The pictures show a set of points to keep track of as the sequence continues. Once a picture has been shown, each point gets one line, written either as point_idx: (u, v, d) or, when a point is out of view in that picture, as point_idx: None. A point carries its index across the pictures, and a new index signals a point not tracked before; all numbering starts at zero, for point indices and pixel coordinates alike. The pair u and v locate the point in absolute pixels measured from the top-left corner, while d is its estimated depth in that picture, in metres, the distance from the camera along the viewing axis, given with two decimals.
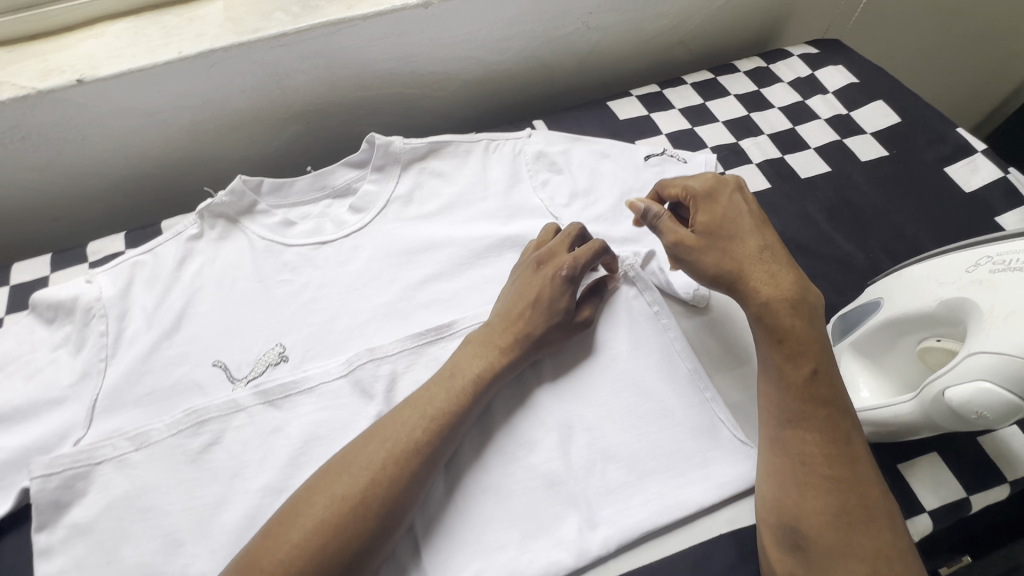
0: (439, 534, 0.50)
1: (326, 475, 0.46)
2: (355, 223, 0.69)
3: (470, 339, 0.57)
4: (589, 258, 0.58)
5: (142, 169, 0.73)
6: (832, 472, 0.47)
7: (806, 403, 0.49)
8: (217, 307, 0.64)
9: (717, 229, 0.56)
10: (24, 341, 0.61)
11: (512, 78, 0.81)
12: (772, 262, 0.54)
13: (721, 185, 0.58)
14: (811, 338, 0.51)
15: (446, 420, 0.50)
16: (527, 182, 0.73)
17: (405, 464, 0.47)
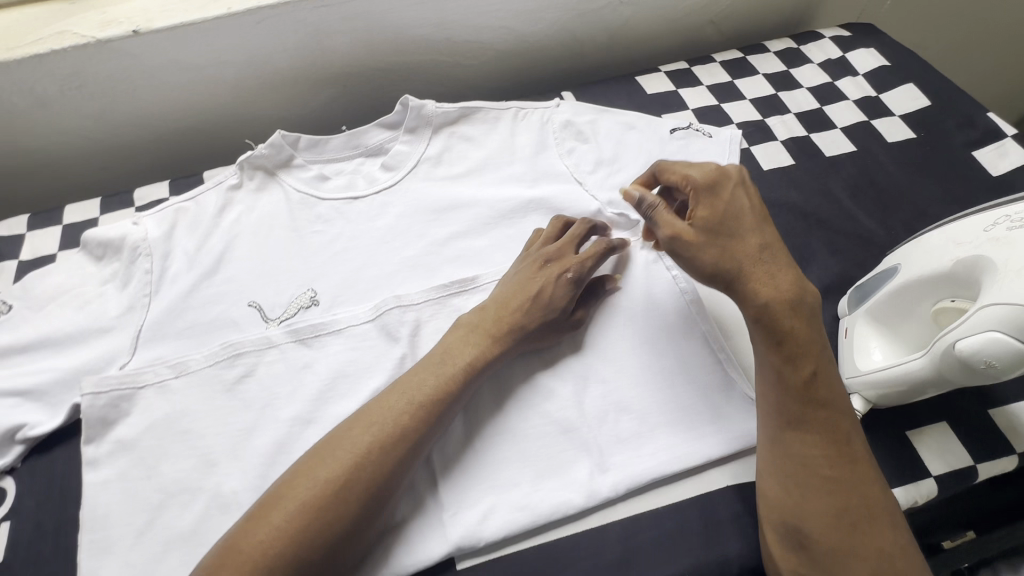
0: (427, 508, 0.51)
1: (306, 464, 0.45)
2: (386, 180, 0.72)
3: (458, 327, 0.56)
4: (592, 261, 0.59)
5: (187, 122, 0.76)
6: (832, 473, 0.47)
7: (805, 407, 0.49)
8: (254, 253, 0.67)
9: (717, 224, 0.51)
10: (75, 276, 0.64)
11: (543, 50, 0.82)
12: (767, 265, 0.50)
13: (726, 174, 0.53)
14: (811, 343, 0.49)
15: (432, 406, 0.49)
16: (554, 149, 0.74)
17: (388, 450, 0.46)
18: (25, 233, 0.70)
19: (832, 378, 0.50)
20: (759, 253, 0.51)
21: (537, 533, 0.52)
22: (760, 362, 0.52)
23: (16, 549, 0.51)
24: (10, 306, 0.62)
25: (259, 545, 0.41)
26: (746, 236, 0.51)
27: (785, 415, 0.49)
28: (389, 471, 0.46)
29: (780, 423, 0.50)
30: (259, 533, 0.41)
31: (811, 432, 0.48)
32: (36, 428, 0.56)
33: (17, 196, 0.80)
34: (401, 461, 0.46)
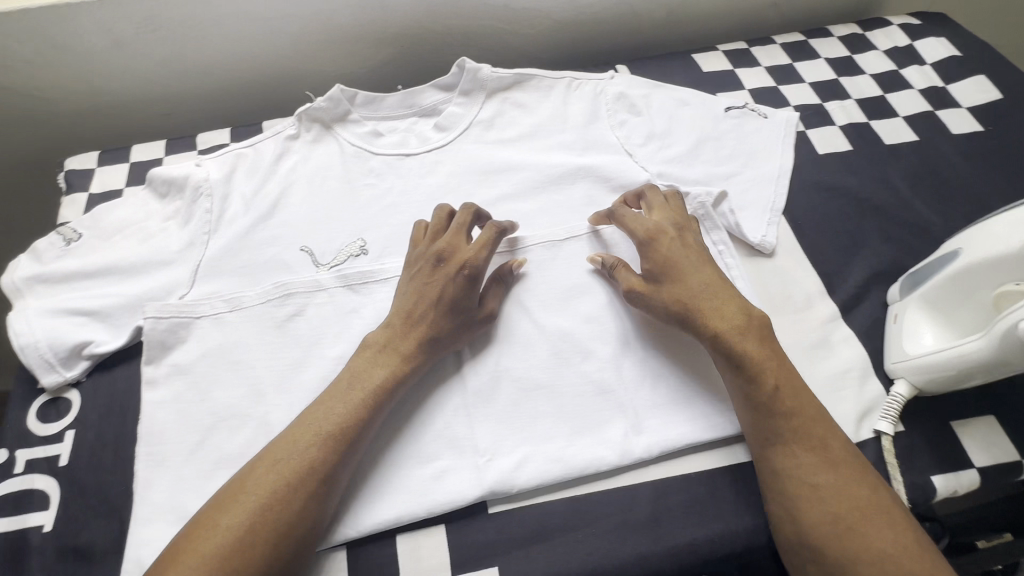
0: (369, 511, 0.50)
1: (211, 518, 0.44)
2: (438, 140, 0.73)
3: (367, 347, 0.54)
4: (486, 254, 0.57)
5: (249, 74, 0.78)
6: (821, 478, 0.47)
7: (775, 421, 0.50)
8: (307, 201, 0.69)
9: (662, 271, 0.57)
10: (139, 211, 0.67)
11: (600, 22, 0.82)
12: (712, 300, 0.54)
13: (662, 226, 0.59)
14: (764, 356, 0.52)
15: (342, 434, 0.49)
16: (605, 120, 0.74)
17: (300, 488, 0.46)
18: (96, 168, 0.74)
19: (797, 387, 0.51)
20: (703, 291, 0.55)
21: (568, 486, 0.52)
22: (733, 392, 0.53)
23: (79, 454, 0.55)
24: (81, 234, 0.65)
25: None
26: (689, 277, 0.56)
27: (759, 433, 0.51)
28: (309, 508, 0.46)
29: (760, 442, 0.51)
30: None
31: (789, 445, 0.49)
32: (102, 346, 0.59)
33: (87, 136, 0.84)
34: (315, 496, 0.46)
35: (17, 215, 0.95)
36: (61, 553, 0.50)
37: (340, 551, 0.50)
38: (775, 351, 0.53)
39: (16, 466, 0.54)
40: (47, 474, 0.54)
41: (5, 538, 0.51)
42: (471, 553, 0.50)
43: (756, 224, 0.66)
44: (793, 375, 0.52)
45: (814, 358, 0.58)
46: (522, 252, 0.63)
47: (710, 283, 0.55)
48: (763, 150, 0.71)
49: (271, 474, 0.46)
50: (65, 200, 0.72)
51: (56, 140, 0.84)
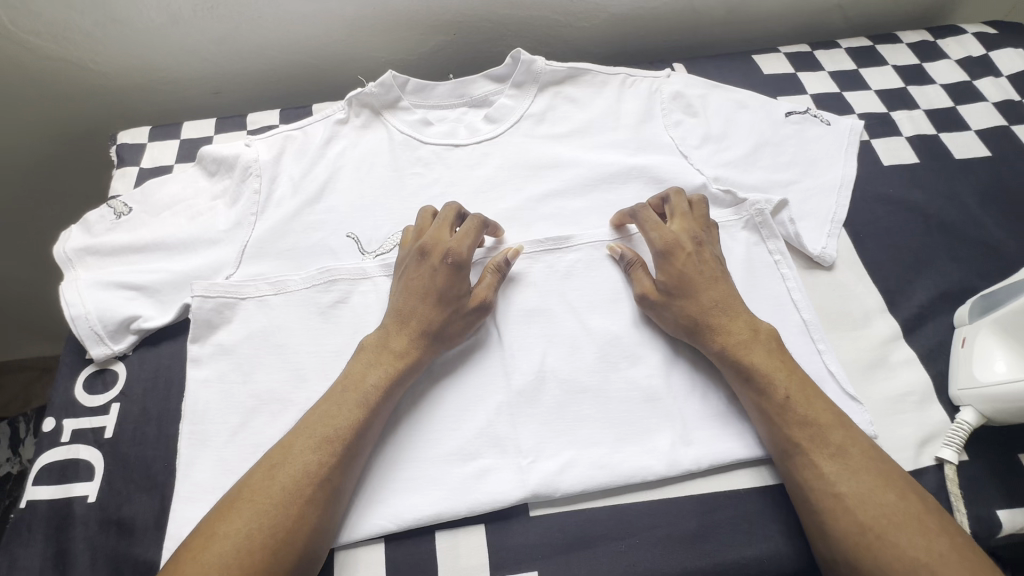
0: (396, 502, 0.50)
1: (208, 530, 0.43)
2: (488, 132, 0.72)
3: (364, 349, 0.54)
4: (470, 243, 0.57)
5: (299, 56, 0.78)
6: (843, 483, 0.46)
7: (786, 430, 0.49)
8: (354, 187, 0.68)
9: (676, 285, 0.56)
10: (189, 187, 0.67)
11: (658, 18, 0.80)
12: (722, 316, 0.54)
13: (680, 239, 0.57)
14: (772, 366, 0.52)
15: (338, 438, 0.48)
16: (660, 119, 0.72)
17: (298, 494, 0.45)
18: (147, 143, 0.74)
19: (810, 394, 0.51)
20: (711, 308, 0.55)
21: (611, 494, 0.51)
22: (747, 406, 0.52)
23: (124, 428, 0.55)
24: (131, 208, 0.65)
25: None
26: (700, 293, 0.55)
27: (776, 443, 0.50)
28: (309, 514, 0.45)
29: (778, 453, 0.50)
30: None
31: (806, 453, 0.48)
32: (149, 321, 0.59)
33: (138, 110, 0.85)
34: (316, 498, 0.45)
35: (66, 185, 0.97)
36: (103, 525, 0.51)
37: (378, 543, 0.49)
38: (788, 361, 0.53)
39: (62, 435, 0.55)
40: (92, 445, 0.54)
41: (50, 506, 0.51)
42: (511, 555, 0.49)
43: (816, 235, 0.63)
44: (805, 381, 0.51)
45: (873, 378, 0.56)
46: (572, 250, 0.62)
47: (722, 300, 0.55)
48: (824, 158, 0.69)
49: (269, 482, 0.46)
50: (115, 173, 0.72)
51: (107, 114, 0.85)
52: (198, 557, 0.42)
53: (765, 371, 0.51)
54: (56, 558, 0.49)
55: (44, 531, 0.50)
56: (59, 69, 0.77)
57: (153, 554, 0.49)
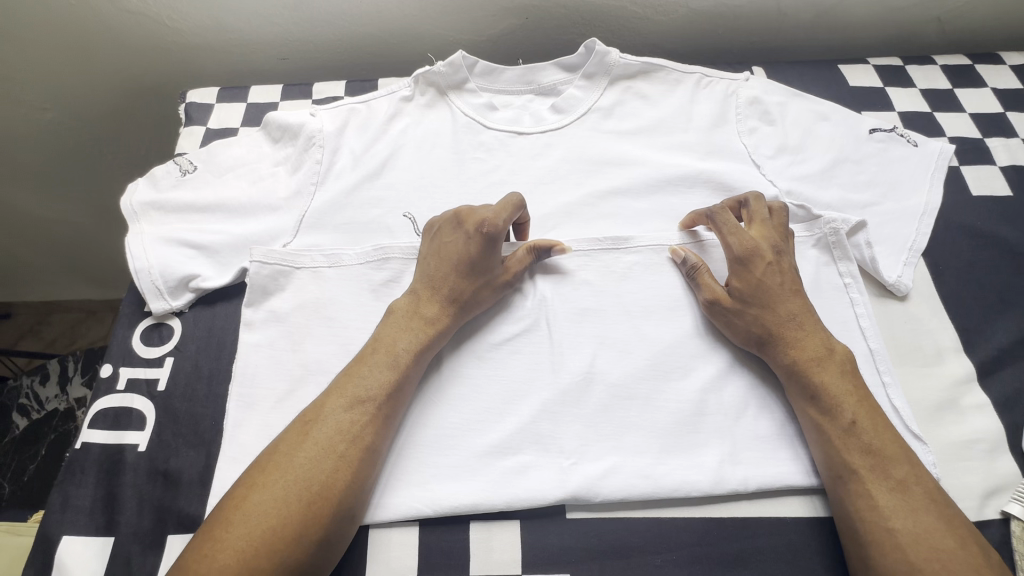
0: (433, 486, 0.50)
1: (249, 482, 0.44)
2: (553, 122, 0.70)
3: (394, 313, 0.54)
4: (507, 215, 0.55)
5: (369, 29, 0.77)
6: (900, 516, 0.44)
7: (846, 456, 0.47)
8: (415, 166, 0.68)
9: (752, 294, 0.54)
10: (253, 151, 0.67)
11: (741, 17, 0.76)
12: (796, 332, 0.53)
13: (760, 246, 0.55)
14: (843, 389, 0.50)
15: (371, 398, 0.48)
16: (734, 124, 0.69)
17: (329, 456, 0.45)
18: (215, 104, 0.75)
19: (878, 421, 0.48)
20: (790, 321, 0.53)
21: (651, 506, 0.50)
22: (807, 425, 0.51)
23: (176, 382, 0.56)
24: (196, 166, 0.66)
25: (229, 559, 0.40)
26: (777, 304, 0.54)
27: (831, 468, 0.48)
28: (345, 472, 0.45)
29: (830, 477, 0.48)
30: (219, 559, 0.40)
31: (862, 481, 0.46)
32: (208, 281, 0.59)
33: (209, 71, 0.86)
34: (346, 460, 0.45)
35: (135, 139, 0.99)
36: (150, 475, 0.52)
37: (414, 524, 0.49)
38: (863, 391, 0.50)
39: (118, 382, 0.57)
40: (145, 396, 0.56)
41: (103, 450, 0.53)
42: (545, 556, 0.48)
43: (891, 262, 0.60)
44: (876, 411, 0.49)
45: (940, 420, 0.53)
46: (632, 252, 0.60)
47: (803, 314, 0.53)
48: (907, 181, 0.65)
49: (302, 437, 0.46)
50: (183, 131, 0.73)
51: (176, 70, 0.86)
52: (238, 507, 0.43)
53: (837, 394, 0.49)
54: (106, 501, 0.51)
55: (96, 473, 0.52)
56: (139, 24, 0.79)
57: (196, 508, 0.51)
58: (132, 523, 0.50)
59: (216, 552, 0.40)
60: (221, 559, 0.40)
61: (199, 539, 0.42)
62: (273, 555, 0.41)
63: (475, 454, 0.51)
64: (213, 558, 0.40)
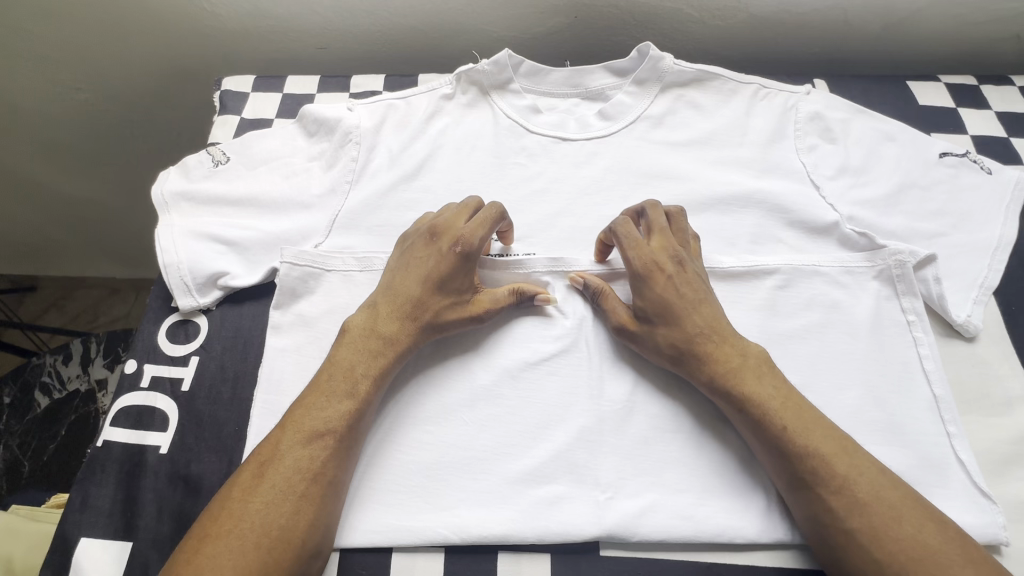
0: (458, 517, 0.47)
1: (200, 537, 0.41)
2: (600, 129, 0.66)
3: (350, 333, 0.51)
4: (485, 235, 0.53)
5: (410, 22, 0.74)
6: (869, 526, 0.41)
7: (791, 466, 0.44)
8: (453, 169, 0.65)
9: (657, 313, 0.50)
10: (287, 145, 0.65)
11: (803, 26, 0.72)
12: (710, 342, 0.49)
13: (660, 260, 0.52)
14: (772, 397, 0.46)
15: (330, 431, 0.46)
16: (793, 141, 0.65)
17: (289, 494, 0.43)
18: (250, 93, 0.73)
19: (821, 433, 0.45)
20: (697, 334, 0.49)
21: (690, 548, 0.47)
22: (753, 442, 0.47)
23: (201, 383, 0.55)
24: (229, 158, 0.64)
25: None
26: (687, 321, 0.50)
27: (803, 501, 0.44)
28: (306, 513, 0.43)
29: (794, 501, 0.45)
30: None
31: (815, 490, 0.43)
32: (237, 280, 0.58)
33: (246, 58, 0.84)
34: (307, 498, 0.43)
35: (167, 123, 0.98)
36: (171, 479, 0.50)
37: (440, 551, 0.47)
38: (786, 388, 0.47)
39: (143, 379, 0.55)
40: (168, 396, 0.54)
41: (125, 450, 0.52)
42: None
43: (960, 299, 0.56)
44: (816, 421, 0.45)
45: (1002, 475, 0.50)
46: None
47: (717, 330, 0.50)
48: (979, 212, 0.60)
49: (257, 480, 0.44)
50: (217, 120, 0.71)
51: (210, 55, 0.84)
52: (192, 564, 0.40)
53: (763, 401, 0.46)
54: (125, 504, 0.50)
55: (117, 474, 0.51)
56: (176, 8, 0.77)
57: None
58: (151, 529, 0.48)
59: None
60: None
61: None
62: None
63: (509, 481, 0.49)
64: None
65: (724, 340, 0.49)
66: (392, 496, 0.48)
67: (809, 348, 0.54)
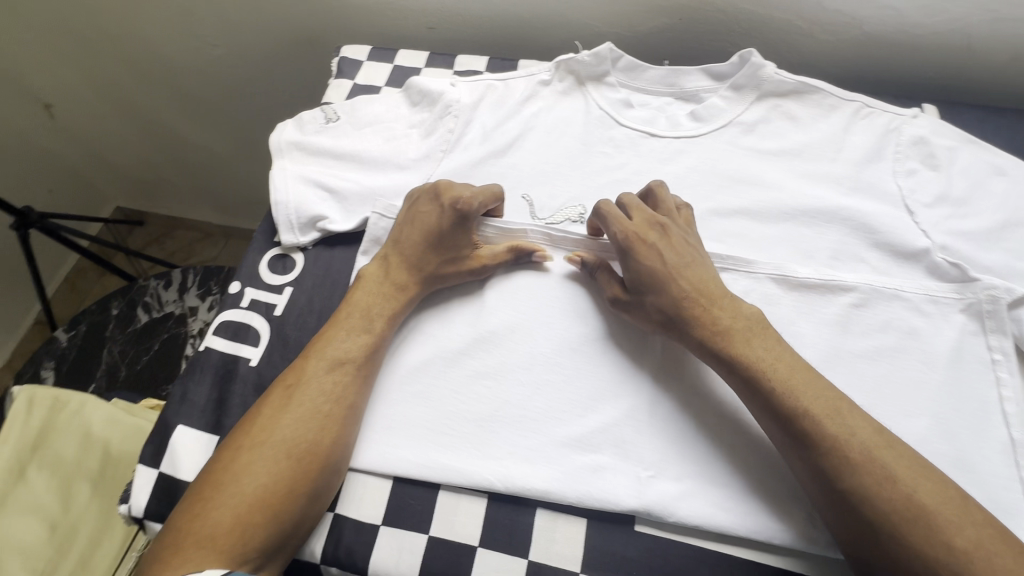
0: (508, 469, 0.50)
1: (235, 449, 0.47)
2: (689, 129, 0.68)
3: (365, 278, 0.58)
4: (483, 200, 0.58)
5: (519, 10, 0.78)
6: (862, 485, 0.41)
7: (785, 426, 0.45)
8: (541, 150, 0.68)
9: (644, 283, 0.53)
10: (391, 111, 0.70)
11: (918, 49, 0.69)
12: (695, 306, 0.51)
13: (641, 231, 0.54)
14: (812, 399, 0.45)
15: (350, 359, 0.52)
16: (890, 162, 0.63)
17: (315, 414, 0.49)
18: (364, 62, 0.79)
19: (863, 433, 0.43)
20: (682, 299, 0.51)
21: (725, 540, 0.48)
22: (750, 405, 0.48)
23: (291, 311, 0.61)
24: (339, 116, 0.70)
25: (230, 510, 0.44)
26: (666, 284, 0.52)
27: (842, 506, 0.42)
28: (330, 432, 0.49)
29: (813, 482, 0.44)
30: (213, 516, 0.44)
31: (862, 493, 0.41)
32: (333, 225, 0.63)
33: (363, 33, 0.91)
34: (332, 418, 0.49)
35: (286, 84, 1.08)
36: (256, 389, 0.57)
37: (483, 496, 0.50)
38: (778, 349, 0.48)
39: (243, 299, 0.62)
40: (263, 317, 0.61)
41: (221, 358, 0.58)
42: (606, 561, 0.48)
43: None
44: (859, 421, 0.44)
45: None
46: (750, 275, 0.58)
47: (707, 293, 0.51)
48: None
49: (285, 400, 0.49)
50: (332, 83, 0.78)
51: (331, 26, 0.92)
52: (227, 472, 0.46)
53: (753, 362, 0.48)
54: (216, 403, 0.56)
55: (213, 376, 0.58)
56: None
57: None
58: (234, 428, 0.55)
59: (209, 509, 0.44)
60: (214, 515, 0.44)
61: (188, 503, 0.45)
62: (271, 507, 0.45)
63: (556, 443, 0.51)
64: (206, 516, 0.44)
65: (732, 321, 0.50)
66: (447, 437, 0.52)
67: (878, 370, 0.53)
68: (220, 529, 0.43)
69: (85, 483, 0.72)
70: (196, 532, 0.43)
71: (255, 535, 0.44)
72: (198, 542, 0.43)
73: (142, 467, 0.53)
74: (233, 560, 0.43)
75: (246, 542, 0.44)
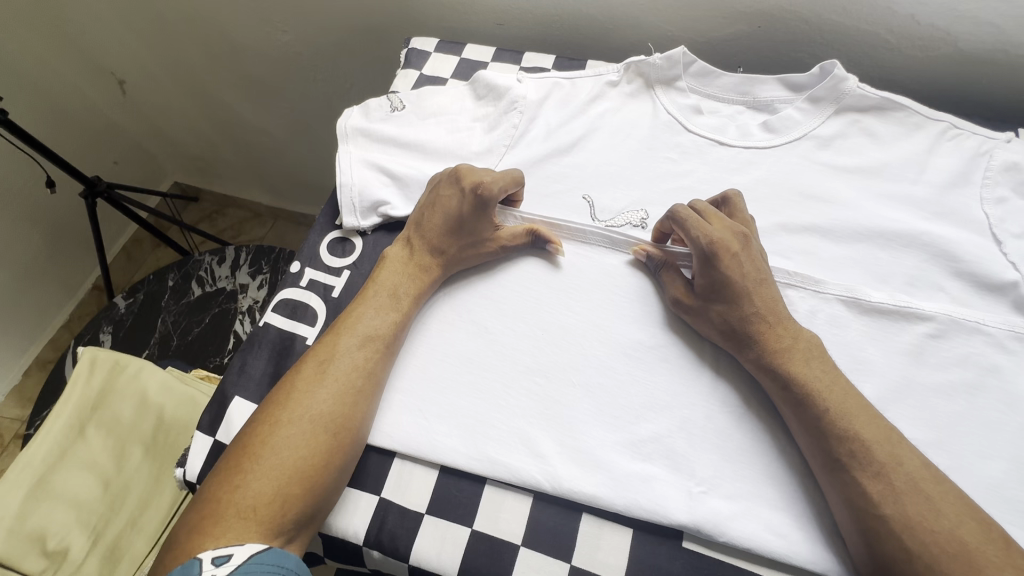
0: (556, 472, 0.49)
1: (270, 420, 0.48)
2: (760, 140, 0.65)
3: (389, 261, 0.59)
4: (504, 184, 0.58)
5: (590, 9, 0.77)
6: (902, 513, 0.41)
7: (829, 447, 0.45)
8: (605, 152, 0.67)
9: (716, 291, 0.52)
10: (455, 103, 0.70)
11: (1016, 70, 0.65)
12: (764, 323, 0.50)
13: (727, 240, 0.53)
14: (878, 436, 0.44)
15: (379, 336, 0.53)
16: (977, 188, 0.60)
17: (349, 389, 0.50)
18: (432, 54, 0.80)
19: (922, 480, 0.42)
20: (754, 315, 0.51)
21: (777, 568, 0.46)
22: (792, 423, 0.48)
23: (349, 293, 0.62)
24: (405, 105, 0.70)
25: (270, 480, 0.45)
26: (744, 299, 0.51)
27: (890, 546, 0.40)
28: (361, 404, 0.50)
29: (857, 518, 0.42)
30: (254, 487, 0.44)
31: (913, 532, 0.40)
32: (395, 211, 0.64)
33: (429, 24, 0.92)
34: (365, 392, 0.50)
35: (353, 75, 1.10)
36: None
37: (529, 495, 0.50)
38: (835, 374, 0.48)
39: (302, 279, 0.63)
40: (321, 298, 0.62)
41: (279, 334, 0.60)
42: (650, 574, 0.46)
43: None
44: (925, 467, 0.43)
45: None
46: (817, 295, 0.56)
47: (775, 310, 0.51)
48: None
49: (319, 374, 0.50)
50: (400, 73, 0.79)
51: (399, 17, 0.93)
52: (264, 443, 0.46)
53: (809, 382, 0.47)
54: (272, 377, 0.58)
55: (269, 351, 0.59)
56: None
57: None
58: None
59: (249, 480, 0.45)
60: (255, 486, 0.44)
61: (225, 474, 0.46)
62: (309, 478, 0.46)
63: (606, 450, 0.50)
64: (246, 487, 0.44)
65: (800, 344, 0.49)
66: (496, 432, 0.52)
67: (954, 407, 0.50)
68: (262, 500, 0.44)
69: (137, 447, 0.78)
70: (238, 502, 0.44)
71: (295, 505, 0.45)
72: (239, 512, 0.43)
73: (199, 433, 0.55)
74: (273, 530, 0.44)
75: (286, 513, 0.45)
